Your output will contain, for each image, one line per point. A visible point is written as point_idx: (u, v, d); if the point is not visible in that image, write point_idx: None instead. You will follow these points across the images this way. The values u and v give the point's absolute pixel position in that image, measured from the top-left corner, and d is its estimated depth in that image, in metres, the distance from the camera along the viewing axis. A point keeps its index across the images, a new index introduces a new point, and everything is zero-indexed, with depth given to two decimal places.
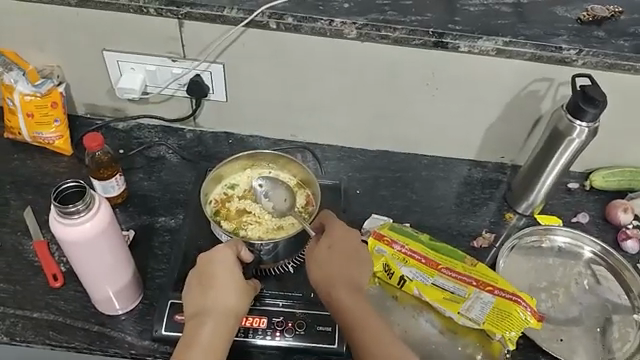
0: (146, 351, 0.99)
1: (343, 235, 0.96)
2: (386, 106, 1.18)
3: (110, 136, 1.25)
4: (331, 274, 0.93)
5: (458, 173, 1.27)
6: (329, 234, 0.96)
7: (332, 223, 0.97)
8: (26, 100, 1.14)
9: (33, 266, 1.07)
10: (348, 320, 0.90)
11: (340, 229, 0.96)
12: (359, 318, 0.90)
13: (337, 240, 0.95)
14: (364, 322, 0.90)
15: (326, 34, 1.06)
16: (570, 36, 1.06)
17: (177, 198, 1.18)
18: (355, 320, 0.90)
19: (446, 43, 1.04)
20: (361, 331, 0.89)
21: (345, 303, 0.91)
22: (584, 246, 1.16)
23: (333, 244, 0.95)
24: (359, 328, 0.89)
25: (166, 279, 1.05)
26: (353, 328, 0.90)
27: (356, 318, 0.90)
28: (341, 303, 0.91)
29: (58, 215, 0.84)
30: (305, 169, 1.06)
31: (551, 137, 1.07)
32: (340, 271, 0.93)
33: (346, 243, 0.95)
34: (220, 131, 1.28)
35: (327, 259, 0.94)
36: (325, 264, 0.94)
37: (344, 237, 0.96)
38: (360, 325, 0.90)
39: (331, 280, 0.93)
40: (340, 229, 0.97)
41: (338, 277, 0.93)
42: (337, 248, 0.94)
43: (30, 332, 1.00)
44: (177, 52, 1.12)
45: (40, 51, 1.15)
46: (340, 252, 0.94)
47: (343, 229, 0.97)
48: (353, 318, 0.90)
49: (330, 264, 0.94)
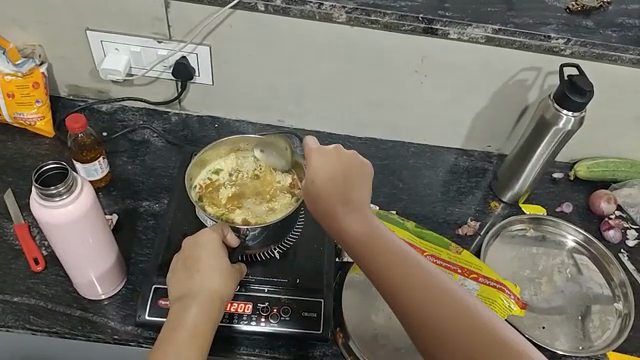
0: (130, 337, 0.98)
1: (337, 185, 0.74)
2: (375, 92, 1.18)
3: (94, 118, 1.23)
4: (356, 232, 0.75)
5: (445, 161, 1.27)
6: (320, 184, 0.74)
7: (317, 165, 0.74)
8: (6, 80, 1.11)
9: (13, 250, 1.05)
10: (400, 291, 0.71)
11: (330, 172, 0.74)
12: (407, 278, 0.71)
13: (335, 189, 0.74)
14: (419, 289, 0.70)
15: (315, 17, 1.04)
16: (558, 25, 1.06)
17: (161, 182, 1.16)
18: (409, 288, 0.71)
19: (435, 30, 1.04)
20: (425, 307, 0.69)
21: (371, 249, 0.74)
22: (567, 235, 1.17)
23: (333, 196, 0.74)
24: (420, 303, 0.70)
25: (149, 264, 1.04)
26: (415, 309, 0.70)
27: (410, 288, 0.71)
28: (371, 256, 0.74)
29: (39, 197, 0.82)
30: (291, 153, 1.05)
31: (538, 127, 1.08)
32: (363, 226, 0.75)
33: (347, 189, 0.74)
34: (206, 115, 1.26)
35: (338, 215, 0.75)
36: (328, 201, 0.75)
37: (344, 182, 0.74)
38: (422, 299, 0.70)
39: (355, 244, 0.75)
40: (334, 170, 0.74)
41: (365, 234, 0.75)
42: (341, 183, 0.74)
43: (10, 317, 0.98)
44: (163, 33, 1.10)
45: (20, 29, 1.12)
46: (349, 204, 0.75)
47: (337, 165, 0.74)
48: (401, 280, 0.71)
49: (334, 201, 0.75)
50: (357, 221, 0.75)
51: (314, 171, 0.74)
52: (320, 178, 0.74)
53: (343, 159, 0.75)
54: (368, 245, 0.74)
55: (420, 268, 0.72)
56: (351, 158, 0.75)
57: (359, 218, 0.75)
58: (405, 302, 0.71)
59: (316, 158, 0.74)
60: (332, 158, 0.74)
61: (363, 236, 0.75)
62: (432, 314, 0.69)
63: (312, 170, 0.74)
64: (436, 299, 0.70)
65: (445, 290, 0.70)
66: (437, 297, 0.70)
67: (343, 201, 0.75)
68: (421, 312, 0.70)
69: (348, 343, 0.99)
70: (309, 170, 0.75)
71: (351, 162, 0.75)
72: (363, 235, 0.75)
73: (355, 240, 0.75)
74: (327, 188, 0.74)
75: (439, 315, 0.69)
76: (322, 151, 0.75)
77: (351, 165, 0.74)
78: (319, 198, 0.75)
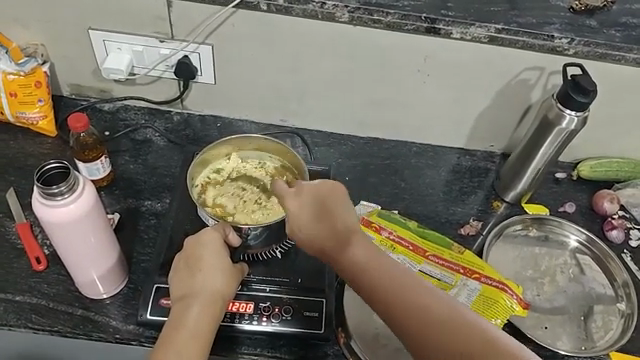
0: (131, 336, 0.98)
1: (321, 216, 0.81)
2: (378, 92, 1.18)
3: (96, 117, 1.23)
4: (352, 257, 0.79)
5: (447, 161, 1.27)
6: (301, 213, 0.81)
7: (301, 200, 0.82)
8: (9, 79, 1.11)
9: (15, 249, 1.05)
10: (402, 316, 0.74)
11: (312, 205, 0.81)
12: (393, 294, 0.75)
13: (321, 219, 0.80)
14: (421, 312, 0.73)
15: (317, 16, 1.04)
16: (562, 24, 1.05)
17: (163, 181, 1.16)
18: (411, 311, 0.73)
19: (438, 29, 1.04)
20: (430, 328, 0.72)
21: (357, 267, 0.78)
22: (570, 235, 1.17)
23: (320, 227, 0.80)
24: (424, 323, 0.72)
25: (151, 263, 1.04)
26: (419, 329, 0.72)
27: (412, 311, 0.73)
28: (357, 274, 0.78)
29: (41, 196, 0.82)
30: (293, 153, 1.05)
31: (540, 127, 1.07)
32: (358, 252, 0.79)
33: (333, 216, 0.80)
34: (208, 114, 1.26)
35: (332, 242, 0.79)
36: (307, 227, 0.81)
37: (327, 211, 0.80)
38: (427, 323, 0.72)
39: (351, 274, 0.79)
40: (315, 201, 0.81)
41: (361, 262, 0.78)
42: (313, 206, 0.81)
43: (12, 316, 0.98)
44: (165, 32, 1.10)
45: (23, 28, 1.12)
46: (339, 233, 0.80)
47: (316, 197, 0.81)
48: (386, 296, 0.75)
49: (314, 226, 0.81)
50: (352, 246, 0.79)
51: (295, 205, 0.82)
52: (302, 213, 0.81)
53: (323, 189, 0.82)
54: (365, 271, 0.78)
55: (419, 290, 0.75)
56: (331, 188, 0.82)
57: (352, 243, 0.80)
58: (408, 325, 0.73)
59: (297, 195, 0.83)
60: (314, 188, 0.82)
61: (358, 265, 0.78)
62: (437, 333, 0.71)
63: (293, 208, 0.82)
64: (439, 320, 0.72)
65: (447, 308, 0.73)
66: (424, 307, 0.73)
67: (331, 229, 0.80)
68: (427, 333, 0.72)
69: (349, 343, 0.98)
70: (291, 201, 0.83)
71: (331, 190, 0.82)
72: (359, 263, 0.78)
73: (349, 267, 0.79)
74: (306, 214, 0.81)
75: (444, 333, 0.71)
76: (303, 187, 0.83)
77: (325, 190, 0.81)
78: (308, 231, 0.81)
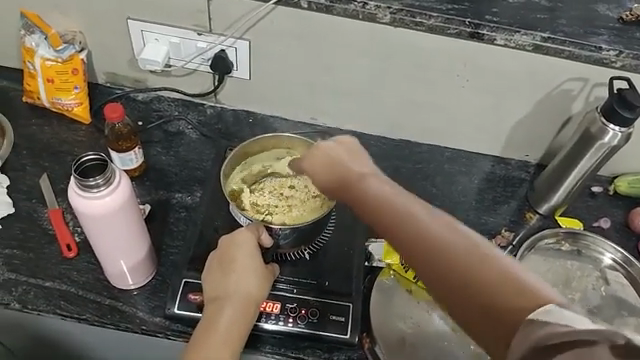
0: (157, 328, 0.98)
1: (338, 168, 0.87)
2: (414, 96, 1.16)
3: (130, 107, 1.23)
4: (374, 194, 0.81)
5: (481, 168, 1.24)
6: (314, 172, 0.89)
7: (316, 158, 0.90)
8: (47, 65, 1.12)
9: (47, 234, 1.06)
10: (425, 258, 0.72)
11: (331, 159, 0.88)
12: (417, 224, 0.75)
13: (340, 169, 0.87)
14: (436, 244, 0.72)
15: (358, 16, 1.03)
16: (610, 35, 1.02)
17: (194, 174, 1.16)
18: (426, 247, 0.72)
19: (481, 35, 1.01)
20: (447, 266, 0.70)
21: (383, 203, 0.79)
22: (605, 253, 1.13)
23: (336, 177, 0.87)
24: (440, 261, 0.71)
25: (180, 257, 1.03)
26: (434, 265, 0.71)
27: (426, 246, 0.72)
28: (384, 210, 0.78)
29: (78, 188, 0.83)
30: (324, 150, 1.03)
31: (581, 140, 1.05)
32: (384, 192, 0.81)
33: (347, 165, 0.87)
34: (241, 109, 1.25)
35: (347, 186, 0.85)
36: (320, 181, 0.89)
37: (343, 163, 0.87)
38: (442, 260, 0.71)
39: (376, 210, 0.79)
40: (331, 157, 0.88)
41: (382, 199, 0.80)
42: (318, 163, 0.89)
43: (42, 301, 0.99)
44: (204, 25, 1.09)
45: (63, 15, 1.12)
46: (358, 178, 0.84)
47: (333, 153, 0.89)
48: (409, 229, 0.75)
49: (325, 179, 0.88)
50: (376, 186, 0.82)
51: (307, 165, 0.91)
52: (322, 166, 0.89)
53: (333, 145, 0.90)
54: (389, 206, 0.78)
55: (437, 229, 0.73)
56: (347, 142, 0.90)
57: (376, 185, 0.82)
58: (420, 259, 0.73)
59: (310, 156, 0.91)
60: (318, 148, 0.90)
61: (376, 200, 0.80)
62: (452, 267, 0.70)
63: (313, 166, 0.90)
64: (457, 255, 0.70)
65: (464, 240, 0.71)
66: (444, 242, 0.72)
67: (347, 176, 0.86)
68: (443, 274, 0.70)
69: (374, 348, 0.97)
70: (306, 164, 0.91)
71: (340, 144, 0.90)
72: (375, 197, 0.81)
73: (373, 205, 0.80)
74: (319, 171, 0.89)
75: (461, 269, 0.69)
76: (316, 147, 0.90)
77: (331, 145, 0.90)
78: (325, 183, 0.88)
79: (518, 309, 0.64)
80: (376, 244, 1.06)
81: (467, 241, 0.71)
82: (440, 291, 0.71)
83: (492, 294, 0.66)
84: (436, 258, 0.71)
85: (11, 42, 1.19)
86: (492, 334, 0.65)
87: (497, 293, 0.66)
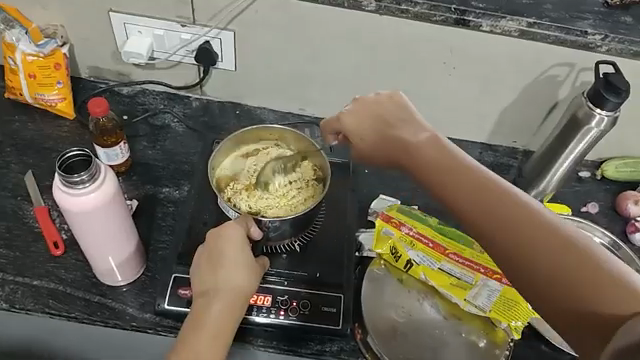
0: (148, 324, 0.98)
1: (388, 133, 0.86)
2: (402, 84, 1.15)
3: (115, 101, 1.21)
4: (436, 163, 0.80)
5: (469, 155, 1.24)
6: (362, 136, 0.88)
7: (364, 120, 0.88)
8: (28, 61, 1.10)
9: (33, 232, 1.04)
10: (492, 229, 0.72)
11: (381, 121, 0.86)
12: (483, 193, 0.74)
13: (390, 134, 0.86)
14: (511, 220, 0.70)
15: (344, 5, 1.01)
16: (596, 20, 1.02)
17: (181, 168, 1.15)
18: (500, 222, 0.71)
19: (467, 21, 1.01)
20: (522, 244, 0.69)
21: (446, 170, 0.78)
22: (593, 237, 1.12)
23: (387, 142, 0.86)
24: (516, 234, 0.70)
25: (169, 252, 1.03)
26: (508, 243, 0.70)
27: (500, 222, 0.71)
28: (447, 178, 0.77)
29: (62, 185, 0.81)
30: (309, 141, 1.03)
31: (568, 125, 1.05)
32: (449, 161, 0.79)
33: (399, 128, 0.85)
34: (228, 101, 1.24)
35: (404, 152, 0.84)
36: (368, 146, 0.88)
37: (394, 127, 0.85)
38: (517, 237, 0.69)
39: (443, 178, 0.78)
40: (380, 121, 0.87)
41: (449, 168, 0.78)
42: (366, 127, 0.88)
43: (30, 300, 0.98)
44: (187, 16, 1.07)
45: (42, 8, 1.10)
46: (414, 145, 0.83)
47: (383, 115, 0.87)
48: (475, 200, 0.74)
49: (374, 145, 0.87)
50: (437, 155, 0.80)
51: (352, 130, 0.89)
52: (370, 128, 0.87)
53: (381, 105, 0.87)
54: (452, 174, 0.77)
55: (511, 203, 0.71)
56: (395, 101, 0.87)
57: (436, 152, 0.81)
58: (486, 231, 0.72)
59: (356, 118, 0.89)
60: (366, 110, 0.88)
61: (443, 166, 0.79)
62: (530, 246, 0.68)
63: (361, 129, 0.88)
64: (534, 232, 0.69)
65: (539, 216, 0.70)
66: (510, 214, 0.71)
67: (400, 143, 0.84)
68: (519, 251, 0.69)
69: (366, 339, 0.98)
70: (350, 128, 0.89)
71: (388, 104, 0.87)
72: (442, 164, 0.79)
73: (435, 173, 0.79)
74: (369, 136, 0.88)
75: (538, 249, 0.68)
76: (363, 105, 0.88)
77: (378, 106, 0.87)
78: (373, 149, 0.88)
79: (589, 293, 0.64)
80: (367, 235, 1.07)
81: (542, 217, 0.70)
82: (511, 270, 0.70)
83: (563, 274, 0.66)
84: (503, 230, 0.71)
85: None
86: (565, 316, 0.66)
87: (569, 272, 0.66)
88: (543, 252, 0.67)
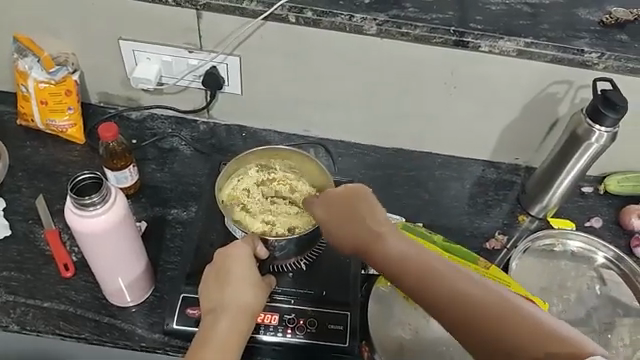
0: (157, 344, 0.99)
1: (350, 220, 0.86)
2: (405, 105, 1.17)
3: (124, 125, 1.24)
4: (393, 252, 0.82)
5: (472, 172, 1.26)
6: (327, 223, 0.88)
7: (328, 205, 0.88)
8: (40, 87, 1.13)
9: (43, 255, 1.06)
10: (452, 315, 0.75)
11: (344, 209, 0.87)
12: (438, 279, 0.77)
13: (353, 220, 0.85)
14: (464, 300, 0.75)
15: (346, 29, 1.05)
16: (592, 38, 1.04)
17: (189, 190, 1.17)
18: (458, 299, 0.75)
19: (466, 42, 1.03)
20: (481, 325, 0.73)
21: (402, 257, 0.81)
22: (598, 252, 1.14)
23: (349, 230, 0.86)
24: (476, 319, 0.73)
25: (178, 272, 1.04)
26: (470, 316, 0.74)
27: (461, 300, 0.75)
28: (401, 264, 0.80)
29: (74, 207, 0.84)
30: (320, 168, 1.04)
31: (568, 142, 1.06)
32: (406, 249, 0.81)
33: (360, 212, 0.85)
34: (234, 123, 1.27)
35: (365, 241, 0.84)
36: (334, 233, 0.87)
37: (355, 214, 0.86)
38: (473, 315, 0.74)
39: (397, 268, 0.80)
40: (343, 202, 0.87)
41: (407, 255, 0.81)
42: (330, 215, 0.88)
43: (41, 322, 0.99)
44: (194, 43, 1.11)
45: (54, 37, 1.14)
46: (374, 235, 0.84)
47: (344, 198, 0.87)
48: (431, 289, 0.77)
49: (339, 231, 0.87)
50: (395, 244, 0.82)
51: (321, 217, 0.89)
52: (333, 215, 0.87)
53: (343, 194, 0.87)
54: (407, 263, 0.80)
55: (467, 280, 0.77)
56: (356, 192, 0.87)
57: (394, 241, 0.83)
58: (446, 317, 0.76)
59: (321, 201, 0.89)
60: (332, 197, 0.88)
61: (400, 258, 0.81)
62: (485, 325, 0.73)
63: (325, 211, 0.88)
64: (489, 307, 0.74)
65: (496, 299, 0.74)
66: (467, 299, 0.75)
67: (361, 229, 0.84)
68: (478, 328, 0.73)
69: (373, 356, 0.99)
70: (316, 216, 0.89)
71: (351, 193, 0.87)
72: (399, 255, 0.81)
73: (392, 263, 0.81)
74: (333, 224, 0.87)
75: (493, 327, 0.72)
76: (328, 194, 0.89)
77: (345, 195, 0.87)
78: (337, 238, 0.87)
79: None
80: None
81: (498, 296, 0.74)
82: (473, 345, 0.74)
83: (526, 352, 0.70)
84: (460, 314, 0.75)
85: (4, 65, 1.21)
86: None
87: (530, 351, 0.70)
88: (498, 323, 0.72)
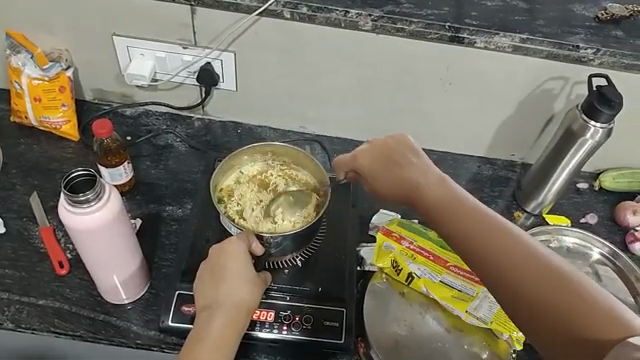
0: (152, 341, 0.98)
1: (393, 166, 0.91)
2: (400, 101, 1.17)
3: (118, 122, 1.24)
4: (433, 198, 0.84)
5: (468, 169, 1.26)
6: (372, 169, 0.93)
7: (371, 152, 0.94)
8: (33, 84, 1.12)
9: (38, 253, 1.06)
10: (484, 257, 0.76)
11: (387, 156, 0.91)
12: (474, 221, 0.79)
13: (397, 167, 0.90)
14: (497, 243, 0.76)
15: (341, 25, 1.04)
16: (587, 34, 1.04)
17: (184, 186, 1.17)
18: (509, 261, 0.74)
19: (461, 39, 1.03)
20: (508, 269, 0.74)
21: (441, 201, 0.83)
22: (593, 248, 1.15)
23: (394, 176, 0.90)
24: (507, 265, 0.74)
25: (173, 270, 1.04)
26: (517, 284, 0.73)
27: (500, 251, 0.75)
28: (440, 206, 0.83)
29: (68, 204, 0.83)
30: (318, 166, 1.04)
31: (564, 138, 1.06)
32: (444, 196, 0.84)
33: (405, 163, 0.89)
34: (229, 120, 1.26)
35: (410, 187, 0.88)
36: (377, 179, 0.92)
37: (398, 161, 0.90)
38: (505, 259, 0.74)
39: (437, 211, 0.83)
40: (387, 149, 0.92)
41: (446, 201, 0.83)
42: (373, 162, 0.93)
43: (36, 319, 0.99)
44: (188, 39, 1.10)
45: (47, 34, 1.13)
46: (414, 182, 0.87)
47: (386, 149, 0.92)
48: (467, 229, 0.79)
49: (381, 177, 0.92)
50: (435, 191, 0.85)
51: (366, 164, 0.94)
52: (376, 161, 0.93)
53: (388, 142, 0.92)
54: (446, 207, 0.82)
55: (516, 244, 0.75)
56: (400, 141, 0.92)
57: (435, 188, 0.85)
58: (477, 257, 0.77)
59: (363, 153, 0.94)
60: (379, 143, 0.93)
61: (440, 202, 0.83)
62: (514, 270, 0.73)
63: (367, 161, 0.93)
64: (528, 261, 0.74)
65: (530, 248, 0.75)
66: (501, 243, 0.76)
67: (405, 179, 0.89)
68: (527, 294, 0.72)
69: (370, 353, 0.99)
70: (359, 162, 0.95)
71: (396, 141, 0.92)
72: (440, 200, 0.84)
73: (432, 207, 0.84)
74: (379, 170, 0.92)
75: (523, 274, 0.73)
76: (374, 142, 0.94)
77: (389, 142, 0.92)
78: (381, 183, 0.92)
79: (581, 319, 0.69)
80: (368, 250, 1.08)
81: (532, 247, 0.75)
82: (507, 298, 0.74)
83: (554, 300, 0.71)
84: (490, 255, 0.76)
85: None
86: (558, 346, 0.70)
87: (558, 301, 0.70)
88: (528, 270, 0.73)
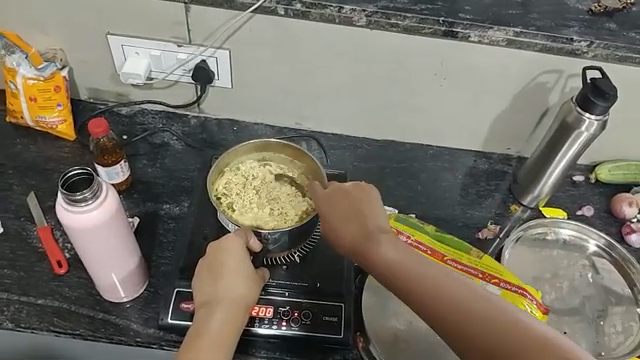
0: (151, 339, 0.99)
1: (352, 216, 0.85)
2: (395, 96, 1.17)
3: (114, 121, 1.24)
4: (392, 258, 0.80)
5: (464, 163, 1.26)
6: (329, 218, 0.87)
7: (331, 199, 0.88)
8: (29, 84, 1.12)
9: (36, 252, 1.06)
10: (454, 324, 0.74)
11: (346, 205, 0.86)
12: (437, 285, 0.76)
13: (356, 218, 0.84)
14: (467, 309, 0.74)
15: (335, 21, 1.04)
16: (581, 27, 1.05)
17: (182, 184, 1.17)
18: (480, 326, 0.72)
19: (456, 33, 1.03)
20: (479, 333, 0.72)
21: (399, 260, 0.80)
22: (589, 240, 1.15)
23: (353, 227, 0.84)
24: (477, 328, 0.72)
25: (171, 267, 1.04)
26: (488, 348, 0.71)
27: (469, 314, 0.73)
28: (399, 267, 0.79)
29: (66, 203, 0.83)
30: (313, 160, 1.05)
31: (559, 131, 1.07)
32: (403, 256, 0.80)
33: (366, 214, 0.84)
34: (225, 118, 1.26)
35: (369, 241, 0.82)
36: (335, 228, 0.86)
37: (359, 211, 0.85)
38: (474, 325, 0.73)
39: (398, 274, 0.79)
40: (347, 196, 0.87)
41: (406, 262, 0.79)
42: (331, 209, 0.87)
43: (35, 319, 0.99)
44: (183, 37, 1.10)
45: (41, 33, 1.13)
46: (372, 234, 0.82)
47: (346, 196, 0.87)
48: (431, 297, 0.76)
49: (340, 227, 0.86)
50: (391, 249, 0.81)
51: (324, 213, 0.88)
52: (334, 209, 0.87)
53: (349, 189, 0.87)
54: (407, 270, 0.79)
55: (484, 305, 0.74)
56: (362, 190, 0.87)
57: (391, 247, 0.81)
58: (446, 323, 0.75)
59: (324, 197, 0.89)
60: (336, 189, 0.88)
61: (398, 265, 0.79)
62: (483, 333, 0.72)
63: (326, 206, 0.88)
64: (498, 322, 0.72)
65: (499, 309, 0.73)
66: (469, 306, 0.74)
67: (362, 228, 0.83)
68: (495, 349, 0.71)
69: (369, 348, 0.99)
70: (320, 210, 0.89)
71: (355, 190, 0.87)
72: (398, 262, 0.79)
73: (389, 269, 0.80)
74: (336, 220, 0.86)
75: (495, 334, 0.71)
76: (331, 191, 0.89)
77: (350, 189, 0.87)
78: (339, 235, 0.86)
79: None
80: None
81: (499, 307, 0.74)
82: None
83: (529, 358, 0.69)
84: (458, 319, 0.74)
85: None
86: None
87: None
88: (500, 332, 0.71)
